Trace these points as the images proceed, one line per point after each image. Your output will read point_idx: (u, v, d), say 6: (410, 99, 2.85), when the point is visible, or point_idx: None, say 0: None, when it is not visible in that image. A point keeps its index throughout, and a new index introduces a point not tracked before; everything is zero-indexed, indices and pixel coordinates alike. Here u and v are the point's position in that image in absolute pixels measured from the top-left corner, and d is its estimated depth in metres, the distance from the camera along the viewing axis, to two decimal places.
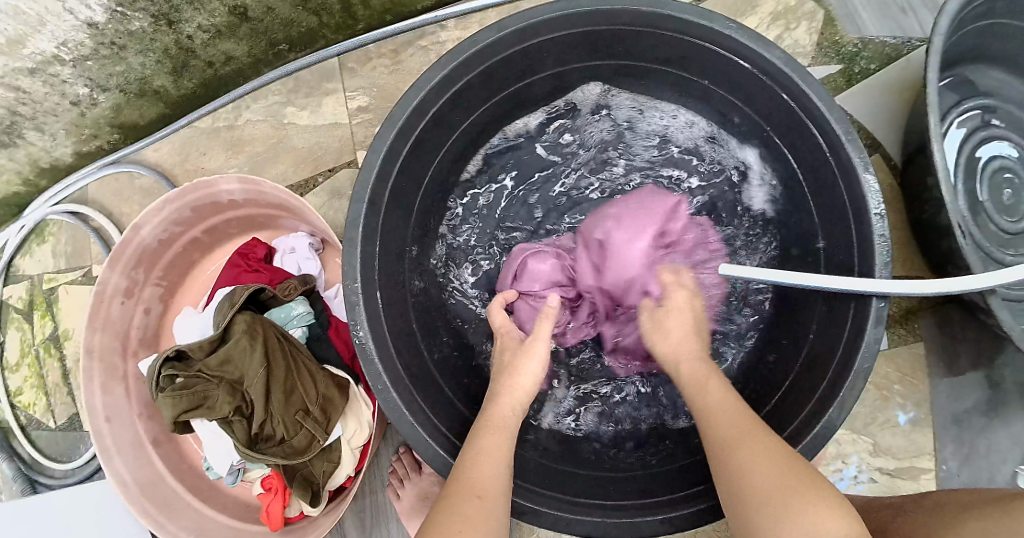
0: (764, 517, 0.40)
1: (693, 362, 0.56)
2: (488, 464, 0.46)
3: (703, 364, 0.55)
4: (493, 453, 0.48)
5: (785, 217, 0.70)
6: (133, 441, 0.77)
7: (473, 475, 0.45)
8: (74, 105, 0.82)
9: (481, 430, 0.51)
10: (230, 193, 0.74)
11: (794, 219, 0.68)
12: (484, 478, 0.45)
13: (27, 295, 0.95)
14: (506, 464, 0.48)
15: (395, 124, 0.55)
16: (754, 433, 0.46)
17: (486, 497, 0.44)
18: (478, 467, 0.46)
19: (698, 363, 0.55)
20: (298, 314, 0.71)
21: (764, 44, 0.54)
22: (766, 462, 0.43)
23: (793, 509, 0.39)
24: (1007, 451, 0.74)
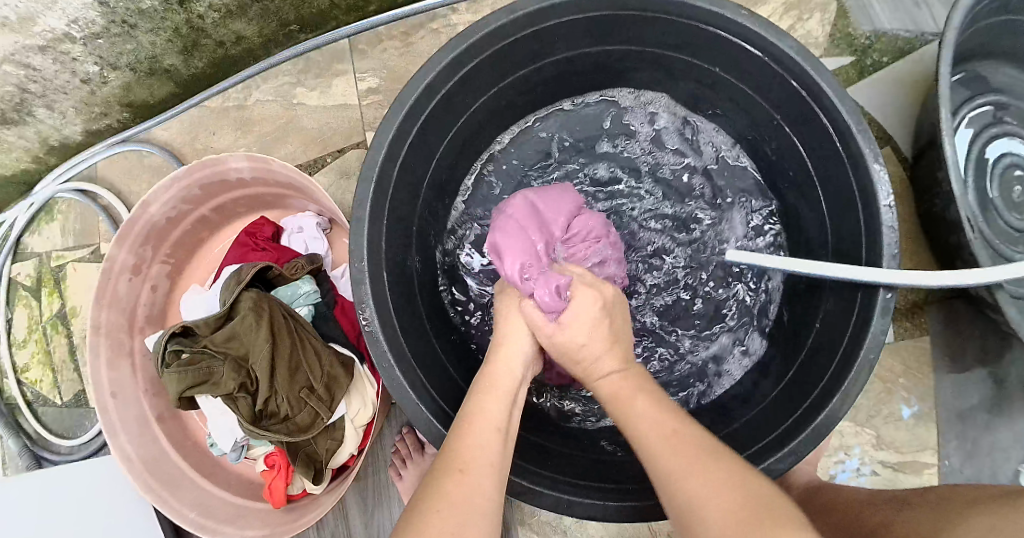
0: None
1: (614, 380, 0.49)
2: (485, 435, 0.45)
3: (627, 382, 0.48)
4: (486, 423, 0.46)
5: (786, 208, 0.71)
6: (138, 417, 0.78)
7: (462, 446, 0.43)
8: (84, 83, 0.82)
9: (476, 399, 0.48)
10: (239, 171, 0.74)
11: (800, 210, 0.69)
12: (474, 451, 0.43)
13: (36, 273, 0.96)
14: (501, 439, 0.45)
15: (403, 105, 0.55)
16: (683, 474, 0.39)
17: (468, 470, 0.42)
18: (463, 437, 0.44)
19: (620, 380, 0.49)
20: (304, 293, 0.71)
21: (774, 31, 0.54)
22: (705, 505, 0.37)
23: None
24: (1010, 448, 0.75)
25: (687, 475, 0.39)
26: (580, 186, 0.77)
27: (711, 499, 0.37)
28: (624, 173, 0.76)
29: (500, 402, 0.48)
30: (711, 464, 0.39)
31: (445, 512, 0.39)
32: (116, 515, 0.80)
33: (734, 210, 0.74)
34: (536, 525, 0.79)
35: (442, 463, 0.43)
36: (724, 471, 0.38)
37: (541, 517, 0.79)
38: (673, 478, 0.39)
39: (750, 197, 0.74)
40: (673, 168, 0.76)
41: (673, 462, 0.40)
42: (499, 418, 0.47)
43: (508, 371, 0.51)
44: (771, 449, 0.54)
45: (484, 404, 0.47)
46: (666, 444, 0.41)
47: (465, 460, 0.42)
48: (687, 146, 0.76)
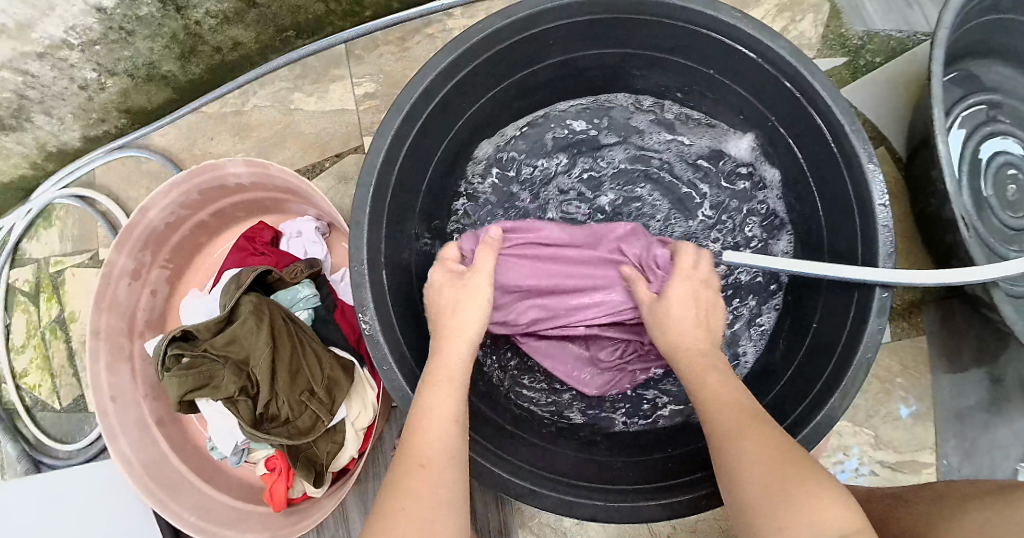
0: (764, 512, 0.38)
1: (693, 356, 0.52)
2: (439, 426, 0.44)
3: (706, 358, 0.52)
4: (439, 412, 0.45)
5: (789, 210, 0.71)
6: (137, 421, 0.78)
7: (418, 440, 0.43)
8: (82, 89, 0.82)
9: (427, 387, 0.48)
10: (238, 176, 0.75)
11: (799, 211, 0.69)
12: (431, 445, 0.43)
13: (34, 279, 0.96)
14: (454, 424, 0.45)
15: (401, 110, 0.56)
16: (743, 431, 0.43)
17: (427, 464, 0.42)
18: (417, 431, 0.44)
19: (699, 356, 0.52)
20: (304, 297, 0.71)
21: (769, 33, 0.55)
22: (757, 459, 0.41)
23: (796, 497, 0.38)
24: (1009, 446, 0.75)
25: (742, 434, 0.43)
26: (578, 191, 0.77)
27: (762, 454, 0.41)
28: (620, 178, 0.77)
29: (452, 389, 0.47)
30: (764, 428, 0.43)
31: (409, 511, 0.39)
32: (117, 521, 0.80)
33: (731, 211, 0.75)
34: (539, 528, 0.79)
35: (403, 460, 0.43)
36: (774, 435, 0.43)
37: (544, 520, 0.79)
38: (731, 435, 0.43)
39: (749, 197, 0.74)
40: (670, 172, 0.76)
41: (733, 420, 0.44)
42: (452, 405, 0.46)
43: (455, 353, 0.51)
44: None
45: (434, 393, 0.47)
46: (727, 406, 0.46)
47: (423, 457, 0.42)
48: (682, 149, 0.76)
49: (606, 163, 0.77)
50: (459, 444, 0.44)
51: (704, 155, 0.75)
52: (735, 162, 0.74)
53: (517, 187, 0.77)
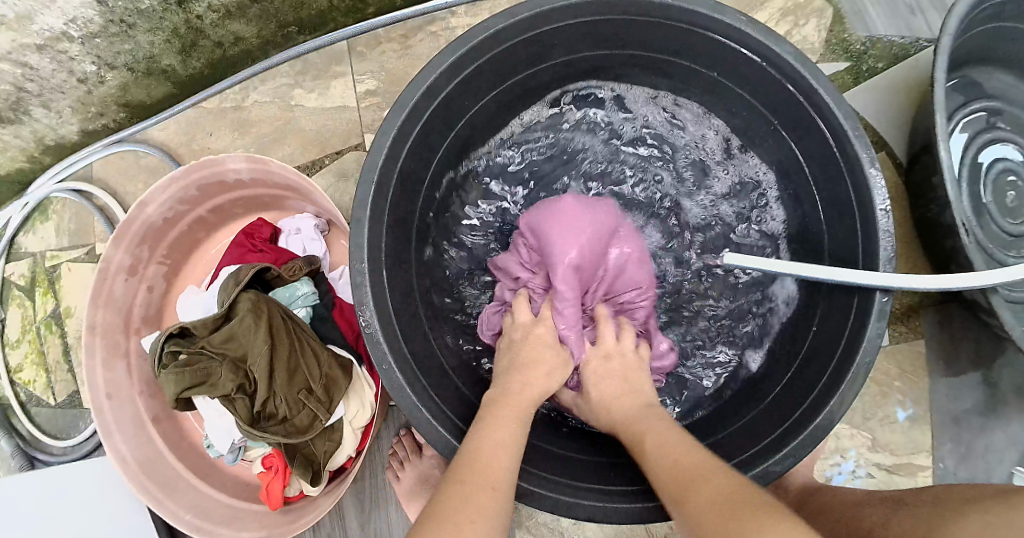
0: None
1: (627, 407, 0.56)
2: (499, 450, 0.47)
3: (637, 408, 0.56)
4: (507, 441, 0.48)
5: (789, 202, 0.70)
6: (133, 419, 0.78)
7: (486, 462, 0.46)
8: (81, 82, 0.82)
9: (486, 416, 0.51)
10: (237, 172, 0.74)
11: (801, 207, 0.68)
12: (496, 466, 0.46)
13: (30, 273, 0.95)
14: (516, 453, 0.48)
15: (403, 107, 0.55)
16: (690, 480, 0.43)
17: (494, 486, 0.44)
18: (485, 453, 0.46)
19: (632, 408, 0.56)
20: (302, 295, 0.71)
21: (773, 38, 0.55)
22: (707, 501, 0.40)
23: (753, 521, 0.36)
24: (1004, 451, 0.75)
25: (694, 483, 0.43)
26: (580, 181, 0.77)
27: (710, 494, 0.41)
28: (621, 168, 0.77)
29: (518, 422, 0.51)
30: (710, 480, 0.42)
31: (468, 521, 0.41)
32: (117, 520, 0.80)
33: (735, 200, 0.74)
34: (535, 528, 0.79)
35: (470, 476, 0.44)
36: (719, 483, 0.42)
37: (541, 520, 0.79)
38: (677, 495, 0.43)
39: (748, 189, 0.73)
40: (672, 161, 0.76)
41: (678, 478, 0.44)
42: (513, 435, 0.49)
43: (526, 391, 0.55)
44: (769, 451, 0.55)
45: (492, 421, 0.50)
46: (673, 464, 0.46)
47: (490, 475, 0.45)
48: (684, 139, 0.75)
49: (608, 153, 0.77)
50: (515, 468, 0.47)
51: (702, 148, 0.75)
52: (733, 153, 0.73)
53: (515, 180, 0.77)
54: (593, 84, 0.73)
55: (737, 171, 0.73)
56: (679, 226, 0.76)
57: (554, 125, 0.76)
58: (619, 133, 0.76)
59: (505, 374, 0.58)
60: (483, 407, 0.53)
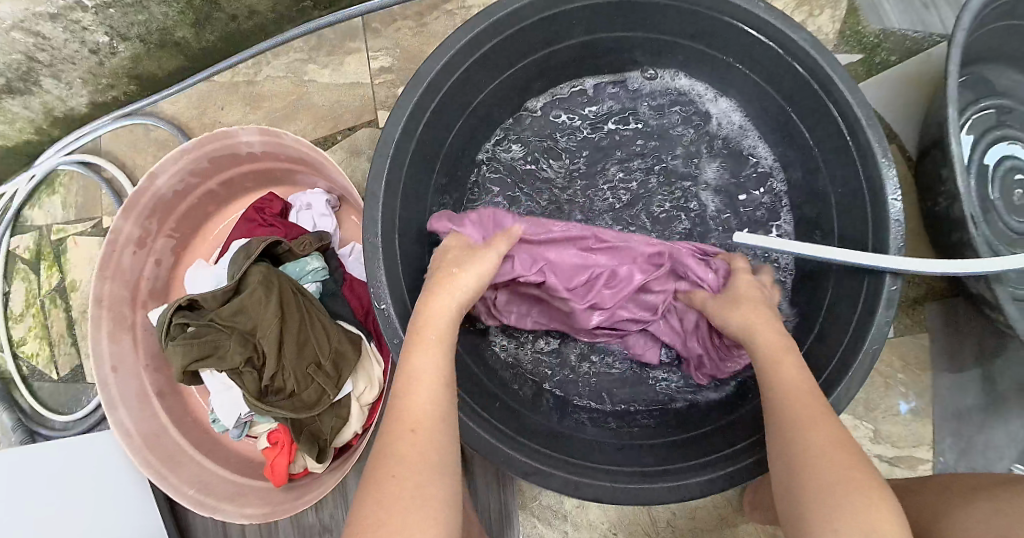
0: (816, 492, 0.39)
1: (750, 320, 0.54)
2: (425, 384, 0.43)
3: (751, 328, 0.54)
4: (426, 376, 0.43)
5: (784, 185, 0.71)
6: (139, 394, 0.77)
7: (404, 405, 0.42)
8: (93, 53, 0.81)
9: (413, 343, 0.46)
10: (249, 145, 0.74)
11: (803, 189, 0.69)
12: (417, 406, 0.42)
13: (35, 246, 0.94)
14: (444, 382, 0.44)
15: (420, 82, 0.54)
16: (811, 422, 0.42)
17: (420, 427, 0.41)
18: (409, 392, 0.42)
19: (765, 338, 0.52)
20: (313, 270, 0.71)
21: (791, 25, 0.54)
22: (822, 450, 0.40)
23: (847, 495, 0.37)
24: (1004, 447, 0.74)
25: (809, 424, 0.42)
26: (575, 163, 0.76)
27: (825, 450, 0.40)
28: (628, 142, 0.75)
29: (440, 348, 0.46)
30: (829, 422, 0.42)
31: (403, 481, 0.38)
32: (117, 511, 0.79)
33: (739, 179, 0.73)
34: (535, 510, 0.79)
35: (390, 427, 0.41)
36: (839, 428, 0.42)
37: (542, 502, 0.79)
38: (797, 424, 0.43)
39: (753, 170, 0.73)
40: (673, 140, 0.75)
41: (802, 411, 0.43)
42: (440, 362, 0.45)
43: (444, 307, 0.49)
44: None
45: (416, 349, 0.45)
46: (802, 398, 0.45)
47: (410, 416, 0.41)
48: (666, 115, 0.75)
49: (596, 137, 0.76)
50: (448, 398, 0.43)
51: (710, 128, 0.74)
52: (741, 134, 0.73)
53: (524, 161, 0.75)
54: (598, 60, 0.71)
55: (743, 152, 0.73)
56: (683, 205, 0.74)
57: (562, 108, 0.75)
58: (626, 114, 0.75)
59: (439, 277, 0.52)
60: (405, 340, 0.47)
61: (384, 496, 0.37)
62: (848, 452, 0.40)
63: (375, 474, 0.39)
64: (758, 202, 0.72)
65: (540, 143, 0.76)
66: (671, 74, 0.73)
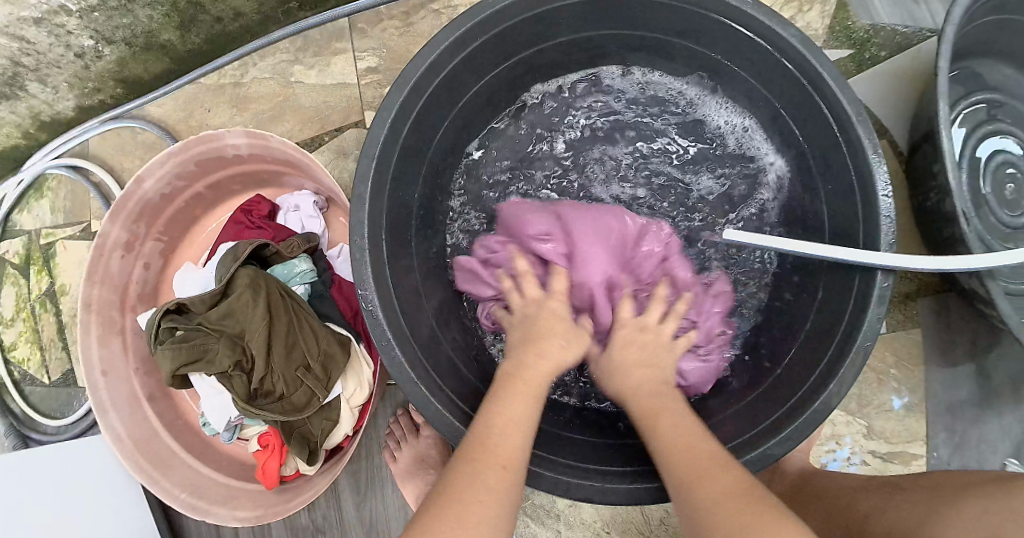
0: None
1: (640, 377, 0.58)
2: (514, 426, 0.47)
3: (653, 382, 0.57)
4: (521, 422, 0.48)
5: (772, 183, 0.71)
6: (130, 398, 0.77)
7: (498, 441, 0.46)
8: (79, 56, 0.80)
9: (503, 389, 0.51)
10: (236, 148, 0.73)
11: (790, 186, 0.69)
12: (511, 446, 0.46)
13: (24, 251, 0.94)
14: (532, 433, 0.48)
15: (406, 83, 0.54)
16: (702, 476, 0.44)
17: (511, 467, 0.44)
18: (507, 434, 0.46)
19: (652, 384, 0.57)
20: (301, 272, 0.71)
21: (779, 21, 0.53)
22: (720, 502, 0.42)
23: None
24: (997, 441, 0.75)
25: (699, 479, 0.44)
26: (557, 156, 0.76)
27: (725, 501, 0.42)
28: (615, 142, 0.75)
29: (529, 400, 0.50)
30: (723, 471, 0.44)
31: (483, 510, 0.42)
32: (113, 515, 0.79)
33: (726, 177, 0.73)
34: (529, 510, 0.79)
35: (482, 455, 0.44)
36: (728, 476, 0.44)
37: (535, 501, 0.79)
38: (685, 482, 0.44)
39: (740, 168, 0.73)
40: (658, 140, 0.75)
41: (692, 467, 0.45)
42: (530, 415, 0.49)
43: (542, 364, 0.54)
44: (770, 432, 0.55)
45: (508, 396, 0.50)
46: (683, 456, 0.46)
47: (502, 452, 0.45)
48: (644, 107, 0.75)
49: (582, 136, 0.76)
50: (529, 444, 0.47)
51: (696, 127, 0.74)
52: (727, 133, 0.73)
53: (511, 162, 0.76)
54: (586, 59, 0.71)
55: (729, 150, 0.73)
56: (669, 205, 0.74)
57: (549, 106, 0.75)
58: (612, 114, 0.75)
59: (532, 336, 0.57)
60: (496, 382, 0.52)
61: (465, 520, 0.41)
62: (747, 496, 0.42)
63: (458, 494, 0.43)
64: (743, 185, 0.73)
65: (526, 144, 0.76)
66: (658, 72, 0.72)
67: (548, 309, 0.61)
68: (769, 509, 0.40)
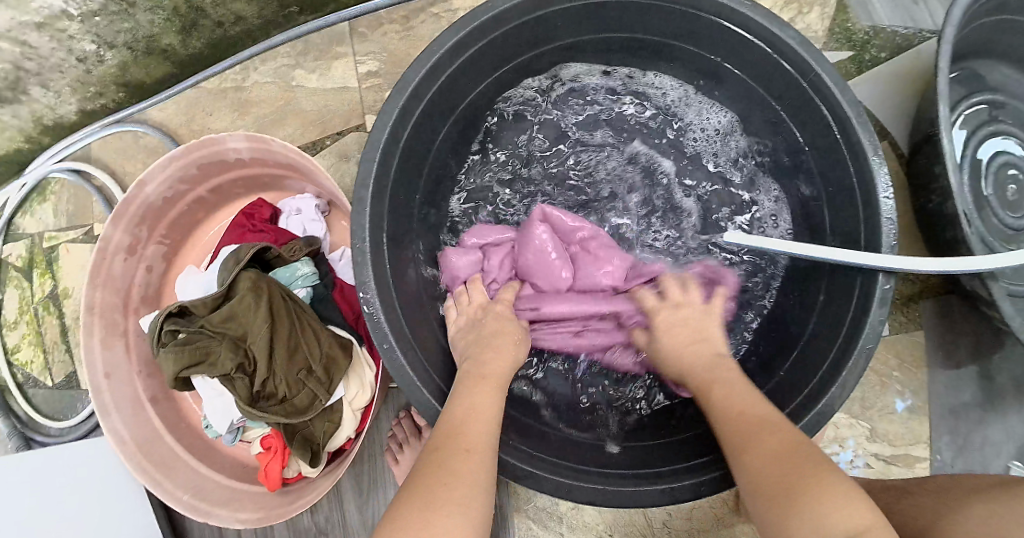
0: (779, 498, 0.42)
1: (696, 367, 0.59)
2: (476, 416, 0.48)
3: (699, 369, 0.58)
4: (483, 411, 0.49)
5: (768, 184, 0.72)
6: (132, 400, 0.77)
7: (463, 428, 0.47)
8: (81, 61, 0.81)
9: (465, 383, 0.52)
10: (238, 151, 0.74)
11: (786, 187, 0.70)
12: (474, 433, 0.46)
13: (27, 254, 0.94)
14: (496, 422, 0.49)
15: (407, 87, 0.54)
16: (755, 435, 0.47)
17: (474, 451, 0.45)
18: (468, 422, 0.47)
19: (701, 370, 0.58)
20: (303, 275, 0.71)
21: (778, 23, 0.54)
22: (768, 457, 0.44)
23: (805, 493, 0.40)
24: (1002, 444, 0.75)
25: (752, 439, 0.47)
26: (539, 157, 0.76)
27: (772, 458, 0.44)
28: (613, 144, 0.75)
29: (488, 391, 0.51)
30: (770, 432, 0.47)
31: (452, 492, 0.42)
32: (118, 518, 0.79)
33: (724, 178, 0.74)
34: (533, 513, 0.79)
35: (448, 444, 0.45)
36: (779, 436, 0.46)
37: (539, 504, 0.79)
38: (738, 443, 0.47)
39: (737, 169, 0.73)
40: (656, 142, 0.75)
41: (745, 430, 0.48)
42: (493, 406, 0.50)
43: (497, 360, 0.56)
44: None
45: (470, 388, 0.51)
46: (737, 420, 0.50)
47: (466, 439, 0.46)
48: (630, 107, 0.75)
49: (582, 138, 0.75)
50: (494, 433, 0.48)
51: (694, 129, 0.74)
52: (724, 135, 0.73)
53: (510, 165, 0.76)
54: (585, 62, 0.71)
55: (727, 152, 0.73)
56: (671, 207, 0.74)
57: (548, 108, 0.75)
58: (610, 116, 0.75)
59: (489, 337, 0.58)
60: (456, 380, 0.53)
61: (434, 501, 0.41)
62: (795, 453, 0.44)
63: (426, 482, 0.43)
64: (741, 187, 0.73)
65: (525, 147, 0.76)
66: (656, 74, 0.72)
67: (496, 312, 0.62)
68: (819, 464, 0.43)
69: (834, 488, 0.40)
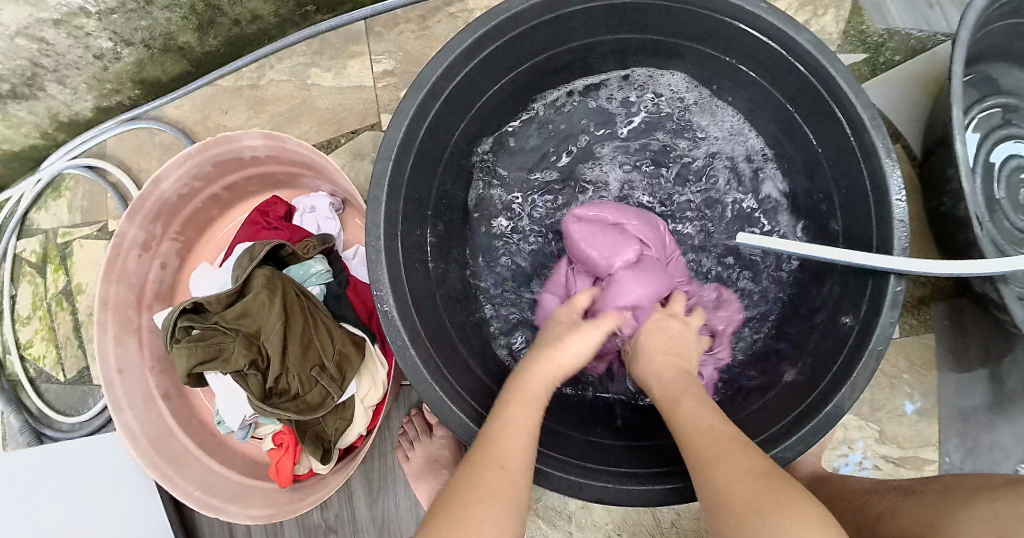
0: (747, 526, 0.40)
1: (667, 379, 0.55)
2: (514, 432, 0.46)
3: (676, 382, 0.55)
4: (524, 425, 0.47)
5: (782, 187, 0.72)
6: (145, 395, 0.78)
7: (501, 443, 0.45)
8: (97, 58, 0.82)
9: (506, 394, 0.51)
10: (252, 149, 0.74)
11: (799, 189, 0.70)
12: (511, 450, 0.45)
13: (41, 249, 0.95)
14: (535, 436, 0.47)
15: (422, 86, 0.55)
16: (721, 456, 0.45)
17: (511, 469, 0.44)
18: (506, 437, 0.46)
19: (672, 382, 0.55)
20: (316, 272, 0.72)
21: (794, 25, 0.53)
22: (736, 481, 0.42)
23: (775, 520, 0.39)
24: (1010, 447, 0.74)
25: (719, 456, 0.45)
26: (553, 158, 0.77)
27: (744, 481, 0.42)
28: (625, 145, 0.76)
29: (533, 407, 0.49)
30: (742, 454, 0.45)
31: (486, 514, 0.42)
32: (128, 512, 0.80)
33: (736, 179, 0.74)
34: (540, 511, 0.79)
35: (482, 460, 0.45)
36: (748, 457, 0.45)
37: (546, 503, 0.79)
38: (704, 461, 0.45)
39: (749, 171, 0.74)
40: (669, 143, 0.76)
41: (713, 448, 0.46)
42: (534, 421, 0.48)
43: (546, 370, 0.53)
44: (782, 435, 0.55)
45: (510, 400, 0.49)
46: (704, 437, 0.47)
47: (500, 459, 0.45)
48: (641, 111, 0.76)
49: (594, 139, 0.76)
50: (530, 451, 0.46)
51: (706, 131, 0.75)
52: (736, 137, 0.73)
53: (523, 165, 0.77)
54: (597, 64, 0.72)
55: (739, 153, 0.74)
56: (682, 209, 0.76)
57: (561, 109, 0.75)
58: (623, 118, 0.76)
59: (531, 356, 0.55)
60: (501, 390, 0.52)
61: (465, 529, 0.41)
62: (766, 477, 0.42)
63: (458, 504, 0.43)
64: (752, 189, 0.74)
65: (538, 147, 0.77)
66: (669, 77, 0.72)
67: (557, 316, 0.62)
68: (793, 491, 0.41)
69: (809, 519, 0.39)
